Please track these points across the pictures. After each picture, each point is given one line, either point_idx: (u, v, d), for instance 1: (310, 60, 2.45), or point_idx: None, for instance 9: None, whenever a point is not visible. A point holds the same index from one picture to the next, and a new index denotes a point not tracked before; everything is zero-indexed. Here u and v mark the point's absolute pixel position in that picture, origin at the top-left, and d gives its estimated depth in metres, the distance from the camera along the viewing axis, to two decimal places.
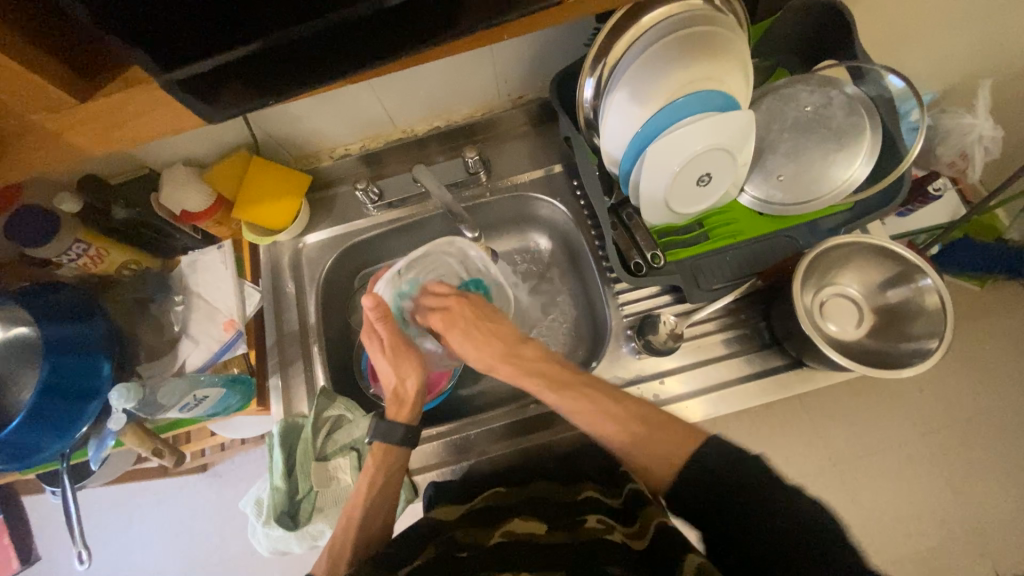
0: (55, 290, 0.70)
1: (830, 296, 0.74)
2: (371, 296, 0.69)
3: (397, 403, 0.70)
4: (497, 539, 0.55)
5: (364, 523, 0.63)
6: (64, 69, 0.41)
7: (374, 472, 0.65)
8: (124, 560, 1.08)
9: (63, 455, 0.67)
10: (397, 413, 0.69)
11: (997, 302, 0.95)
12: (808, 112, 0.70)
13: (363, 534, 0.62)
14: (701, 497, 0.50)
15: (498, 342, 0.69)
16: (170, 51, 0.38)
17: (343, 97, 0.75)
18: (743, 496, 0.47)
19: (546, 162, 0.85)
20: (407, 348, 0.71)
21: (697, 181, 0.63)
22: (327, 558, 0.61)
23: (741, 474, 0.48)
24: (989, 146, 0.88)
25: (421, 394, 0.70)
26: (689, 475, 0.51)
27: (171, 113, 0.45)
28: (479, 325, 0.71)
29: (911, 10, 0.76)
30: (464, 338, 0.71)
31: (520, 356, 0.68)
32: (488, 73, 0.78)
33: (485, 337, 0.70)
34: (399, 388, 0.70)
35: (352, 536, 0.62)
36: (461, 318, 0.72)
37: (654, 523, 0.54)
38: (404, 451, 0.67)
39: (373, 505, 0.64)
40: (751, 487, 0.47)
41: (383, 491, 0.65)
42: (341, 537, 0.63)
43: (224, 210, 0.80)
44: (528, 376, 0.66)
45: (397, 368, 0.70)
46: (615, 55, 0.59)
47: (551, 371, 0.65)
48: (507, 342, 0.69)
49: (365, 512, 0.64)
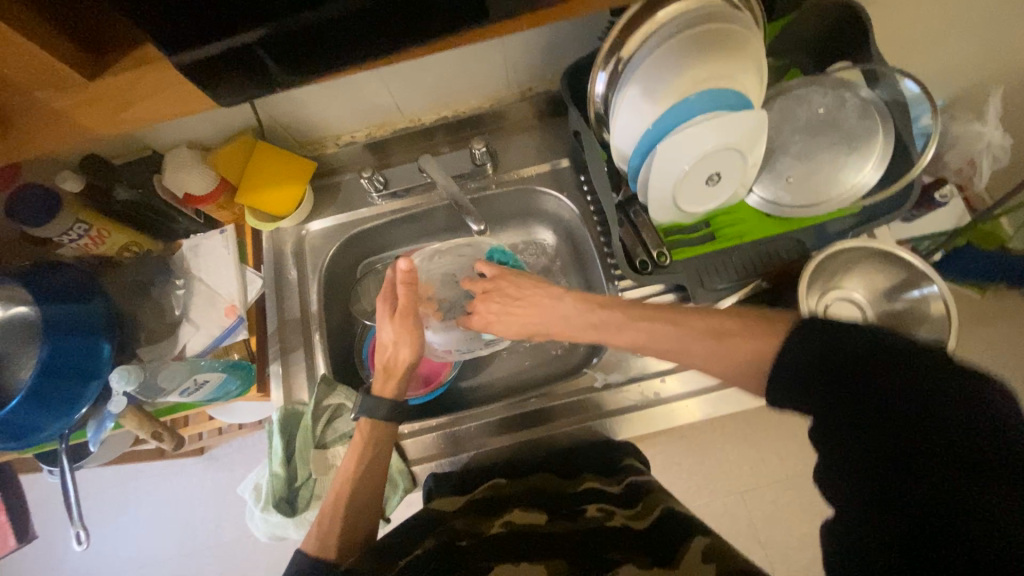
0: (56, 270, 0.70)
1: (836, 299, 0.71)
2: (406, 258, 0.67)
3: (385, 376, 0.71)
4: (498, 529, 0.57)
5: (349, 504, 0.63)
6: (75, 47, 0.40)
7: (361, 448, 0.66)
8: (120, 540, 1.09)
9: (61, 436, 0.67)
10: (384, 386, 0.70)
11: (996, 311, 0.96)
12: (821, 114, 0.70)
13: (349, 512, 0.63)
14: (816, 369, 0.46)
15: (537, 313, 0.70)
16: (180, 33, 0.38)
17: (351, 83, 0.74)
18: (861, 359, 0.43)
19: (553, 157, 0.84)
20: (414, 316, 0.70)
21: (707, 180, 0.63)
22: (314, 535, 0.62)
23: (841, 344, 0.45)
24: (997, 154, 0.87)
25: (409, 370, 0.71)
26: (804, 348, 0.47)
27: (181, 95, 0.44)
28: (510, 307, 0.71)
29: (929, 13, 0.75)
30: (505, 313, 0.72)
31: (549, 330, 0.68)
32: (499, 63, 0.76)
33: (525, 309, 0.70)
34: (391, 363, 0.70)
35: (338, 514, 0.63)
36: (501, 296, 0.73)
37: (656, 510, 0.57)
38: (392, 428, 0.68)
39: (362, 486, 0.64)
40: (872, 347, 0.43)
41: (373, 464, 0.66)
42: (328, 517, 0.63)
43: (227, 195, 0.80)
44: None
45: (396, 337, 0.70)
46: (629, 50, 0.58)
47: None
48: (547, 310, 0.69)
49: (352, 490, 0.64)
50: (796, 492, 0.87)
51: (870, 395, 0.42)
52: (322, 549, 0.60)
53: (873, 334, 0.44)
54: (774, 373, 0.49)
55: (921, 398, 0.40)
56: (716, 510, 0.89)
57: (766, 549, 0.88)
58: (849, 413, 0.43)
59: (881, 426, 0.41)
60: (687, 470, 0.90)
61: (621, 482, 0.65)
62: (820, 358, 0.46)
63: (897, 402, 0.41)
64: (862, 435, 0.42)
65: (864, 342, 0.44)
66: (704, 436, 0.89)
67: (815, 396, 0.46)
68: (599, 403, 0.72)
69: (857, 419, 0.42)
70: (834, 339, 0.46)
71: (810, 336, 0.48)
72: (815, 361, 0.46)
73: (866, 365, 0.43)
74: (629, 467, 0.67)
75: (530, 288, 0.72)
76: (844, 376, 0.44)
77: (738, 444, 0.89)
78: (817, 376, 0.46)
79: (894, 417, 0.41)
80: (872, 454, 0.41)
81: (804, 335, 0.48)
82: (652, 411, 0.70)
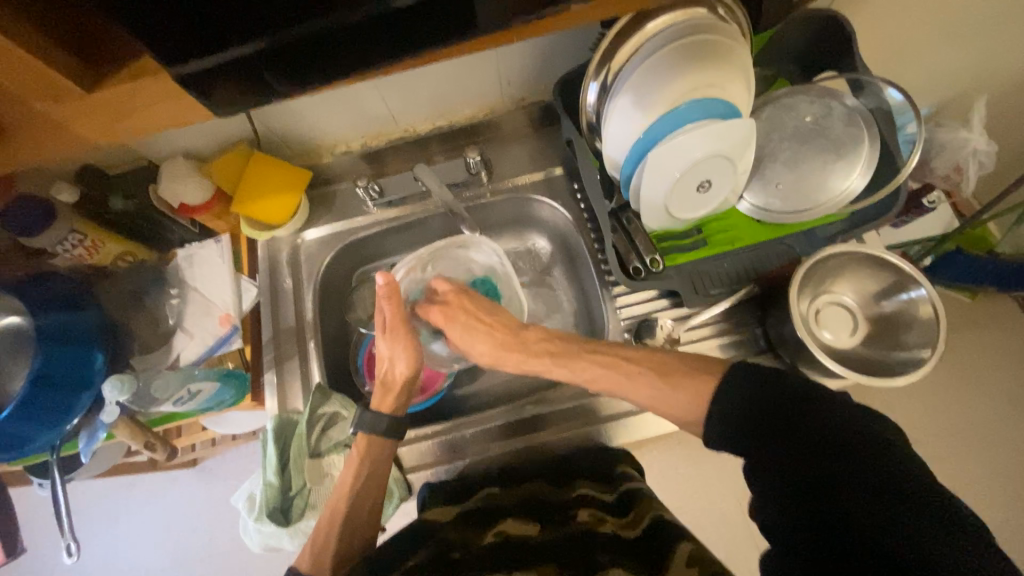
0: (48, 280, 0.69)
1: (827, 304, 0.73)
2: (384, 274, 0.68)
3: (384, 390, 0.71)
4: (490, 539, 0.58)
5: (349, 515, 0.64)
6: (72, 59, 0.40)
7: (357, 463, 0.65)
8: (111, 554, 1.07)
9: (53, 448, 0.66)
10: (382, 401, 0.70)
11: (986, 314, 0.97)
12: (808, 122, 0.71)
13: (347, 522, 0.63)
14: (748, 410, 0.50)
15: (499, 332, 0.72)
16: (179, 46, 0.38)
17: (345, 94, 0.75)
18: (793, 400, 0.48)
19: (547, 165, 0.85)
20: (404, 329, 0.71)
21: (697, 187, 0.64)
22: (313, 549, 0.63)
23: (783, 382, 0.49)
24: (983, 160, 0.89)
25: (408, 384, 0.71)
26: (733, 390, 0.52)
27: (177, 106, 0.45)
28: (477, 317, 0.74)
29: (909, 25, 0.77)
30: (463, 327, 0.74)
31: (523, 339, 0.70)
32: (492, 74, 0.78)
33: (488, 332, 0.72)
34: (387, 375, 0.71)
35: (336, 530, 0.63)
36: (464, 309, 0.75)
37: (647, 517, 0.57)
38: (387, 441, 0.67)
39: (358, 497, 0.64)
40: (802, 392, 0.49)
41: (367, 478, 0.65)
42: (325, 532, 0.63)
43: (223, 204, 0.80)
44: (537, 358, 0.67)
45: (391, 351, 0.70)
46: (619, 61, 0.59)
47: (557, 347, 0.67)
48: (509, 331, 0.72)
49: (351, 503, 0.64)
50: None
51: (801, 429, 0.46)
52: (317, 564, 0.61)
53: (792, 381, 0.50)
54: (711, 422, 0.52)
55: (833, 432, 0.45)
56: (715, 518, 0.88)
57: (764, 556, 0.87)
58: (791, 447, 0.46)
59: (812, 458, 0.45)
60: (685, 477, 0.90)
61: (615, 491, 0.65)
62: (766, 397, 0.49)
63: (815, 433, 0.46)
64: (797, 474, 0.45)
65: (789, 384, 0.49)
66: (701, 442, 0.89)
67: (747, 434, 0.50)
68: (594, 409, 0.71)
69: (792, 462, 0.46)
70: (773, 378, 0.50)
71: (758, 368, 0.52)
72: (753, 403, 0.50)
73: (786, 405, 0.48)
74: (623, 474, 0.67)
75: (499, 311, 0.74)
76: (780, 414, 0.48)
77: None
78: (748, 422, 0.50)
79: (823, 449, 0.45)
80: (804, 491, 0.44)
81: (735, 378, 0.52)
82: (648, 418, 0.70)
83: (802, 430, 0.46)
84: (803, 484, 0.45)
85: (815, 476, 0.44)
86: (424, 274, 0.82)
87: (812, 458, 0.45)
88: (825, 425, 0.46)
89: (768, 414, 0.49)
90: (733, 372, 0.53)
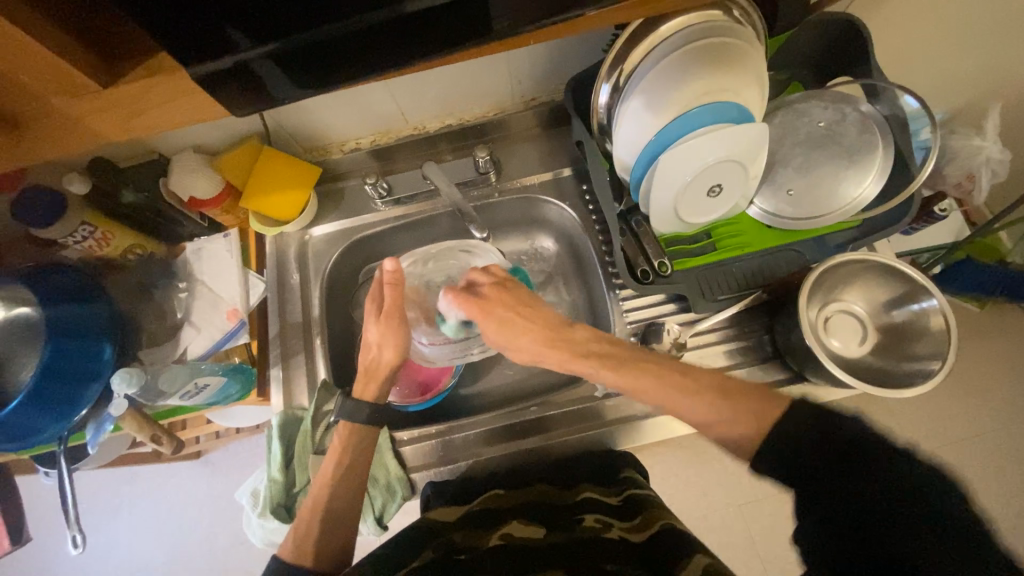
0: (60, 272, 0.70)
1: (836, 312, 0.73)
2: (393, 259, 0.68)
3: (365, 379, 0.71)
4: (495, 543, 0.57)
5: (330, 506, 0.63)
6: (92, 56, 0.40)
7: (341, 451, 0.67)
8: (114, 544, 1.08)
9: (61, 438, 0.67)
10: (364, 389, 0.70)
11: (995, 323, 0.96)
12: (822, 128, 0.70)
13: (328, 516, 0.63)
14: (802, 456, 0.44)
15: (543, 327, 0.64)
16: (195, 48, 0.39)
17: (357, 92, 0.75)
18: (859, 452, 0.42)
19: (555, 166, 0.85)
20: (400, 320, 0.69)
21: (708, 192, 0.64)
22: (294, 541, 0.61)
23: (842, 428, 0.43)
24: (996, 168, 0.88)
25: (391, 372, 0.70)
26: (785, 432, 0.46)
27: (195, 104, 0.45)
28: (517, 307, 0.65)
29: (923, 32, 0.76)
30: (500, 320, 0.65)
31: (572, 337, 0.63)
32: (504, 73, 0.77)
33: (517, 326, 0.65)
34: (371, 364, 0.70)
35: (317, 517, 0.63)
36: (506, 295, 0.67)
37: (656, 524, 0.57)
38: (370, 431, 0.68)
39: (338, 487, 0.64)
40: (872, 441, 0.42)
41: (354, 463, 0.66)
42: (306, 520, 0.63)
43: (232, 199, 0.80)
44: (582, 358, 0.61)
45: (381, 339, 0.69)
46: (634, 62, 0.59)
47: (607, 351, 0.61)
48: (553, 325, 0.64)
49: (331, 490, 0.64)
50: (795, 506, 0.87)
51: (861, 486, 0.41)
52: (300, 555, 0.60)
53: (861, 430, 0.43)
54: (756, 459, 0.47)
55: (901, 495, 0.39)
56: (716, 522, 0.88)
57: (766, 562, 0.87)
58: (845, 504, 0.41)
59: (870, 524, 0.40)
60: (687, 481, 0.90)
61: (620, 495, 0.65)
62: (827, 443, 0.43)
63: (877, 496, 0.40)
64: (849, 535, 0.40)
65: (847, 432, 0.43)
66: (704, 447, 0.89)
67: (798, 480, 0.44)
68: (601, 412, 0.71)
69: (846, 523, 0.41)
70: (836, 423, 0.44)
71: (810, 406, 0.46)
72: (809, 447, 0.44)
73: (853, 459, 0.42)
74: (629, 479, 0.67)
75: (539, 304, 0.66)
76: (840, 464, 0.42)
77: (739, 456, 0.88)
78: (801, 466, 0.44)
79: (882, 512, 0.40)
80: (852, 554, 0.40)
81: (787, 419, 0.46)
82: (653, 423, 0.70)
83: (864, 489, 0.41)
84: (863, 551, 0.40)
85: (876, 543, 0.39)
86: (426, 268, 0.82)
87: (871, 528, 0.40)
88: (896, 491, 0.40)
89: (838, 480, 0.42)
90: (786, 412, 0.47)
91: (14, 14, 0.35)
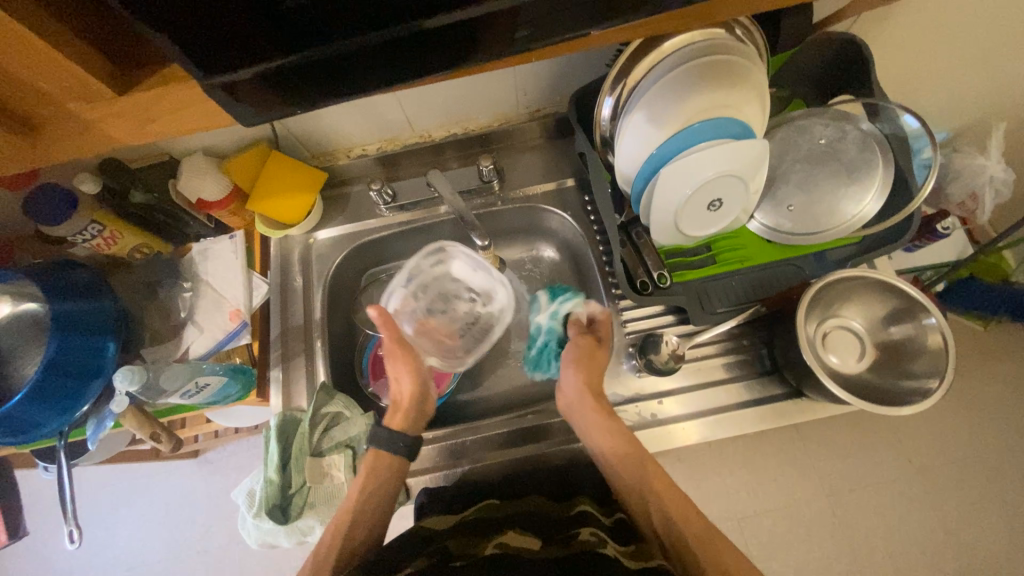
0: (68, 269, 0.71)
1: (834, 327, 0.74)
2: (375, 307, 0.70)
3: (393, 409, 0.73)
4: (492, 551, 0.55)
5: (348, 532, 0.63)
6: (105, 63, 0.42)
7: (367, 480, 0.66)
8: (110, 540, 1.08)
9: (61, 433, 0.68)
10: (392, 419, 0.72)
11: (999, 343, 0.95)
12: (822, 145, 0.71)
13: (345, 545, 0.62)
14: None
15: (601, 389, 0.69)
16: (212, 58, 0.40)
17: (367, 101, 0.76)
18: None
19: (558, 176, 0.86)
20: (405, 350, 0.73)
21: (710, 206, 0.64)
22: (312, 563, 0.61)
23: None
24: (1000, 188, 0.88)
25: (414, 399, 0.72)
26: None
27: (205, 111, 0.46)
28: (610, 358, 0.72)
29: (927, 52, 0.77)
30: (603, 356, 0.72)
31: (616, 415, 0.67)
32: (509, 85, 0.79)
33: (585, 376, 0.69)
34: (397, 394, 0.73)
35: (336, 547, 0.62)
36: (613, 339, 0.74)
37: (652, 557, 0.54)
38: (401, 464, 0.68)
39: (359, 511, 0.65)
40: None
41: (374, 489, 0.66)
42: (325, 549, 0.62)
43: (240, 202, 0.81)
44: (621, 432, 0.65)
45: (395, 372, 0.73)
46: (636, 77, 0.60)
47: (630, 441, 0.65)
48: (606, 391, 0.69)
49: (353, 518, 0.64)
50: (793, 523, 0.86)
51: None
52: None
53: None
54: None
55: None
56: None
57: None
58: None
59: None
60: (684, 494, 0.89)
61: (613, 517, 0.64)
62: None
63: None
64: None
65: None
66: (702, 460, 0.89)
67: None
68: None
69: None
70: None
71: None
72: None
73: None
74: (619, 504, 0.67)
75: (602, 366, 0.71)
76: None
77: (737, 470, 0.88)
78: None
79: None
80: None
81: None
82: (649, 433, 0.70)
83: None
84: None
85: None
86: (417, 302, 0.78)
87: None
88: None
89: None
90: None
91: (26, 18, 0.36)
